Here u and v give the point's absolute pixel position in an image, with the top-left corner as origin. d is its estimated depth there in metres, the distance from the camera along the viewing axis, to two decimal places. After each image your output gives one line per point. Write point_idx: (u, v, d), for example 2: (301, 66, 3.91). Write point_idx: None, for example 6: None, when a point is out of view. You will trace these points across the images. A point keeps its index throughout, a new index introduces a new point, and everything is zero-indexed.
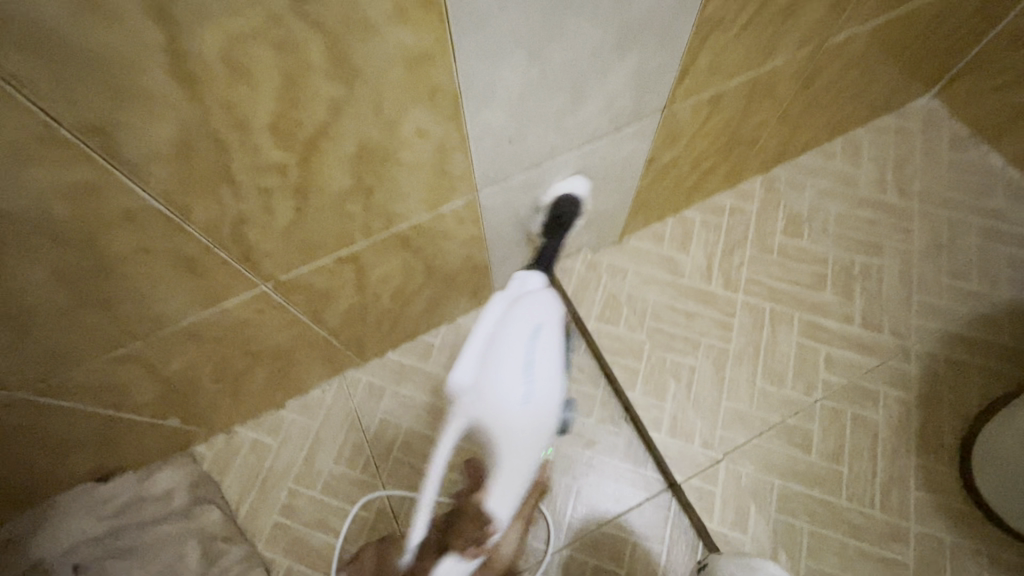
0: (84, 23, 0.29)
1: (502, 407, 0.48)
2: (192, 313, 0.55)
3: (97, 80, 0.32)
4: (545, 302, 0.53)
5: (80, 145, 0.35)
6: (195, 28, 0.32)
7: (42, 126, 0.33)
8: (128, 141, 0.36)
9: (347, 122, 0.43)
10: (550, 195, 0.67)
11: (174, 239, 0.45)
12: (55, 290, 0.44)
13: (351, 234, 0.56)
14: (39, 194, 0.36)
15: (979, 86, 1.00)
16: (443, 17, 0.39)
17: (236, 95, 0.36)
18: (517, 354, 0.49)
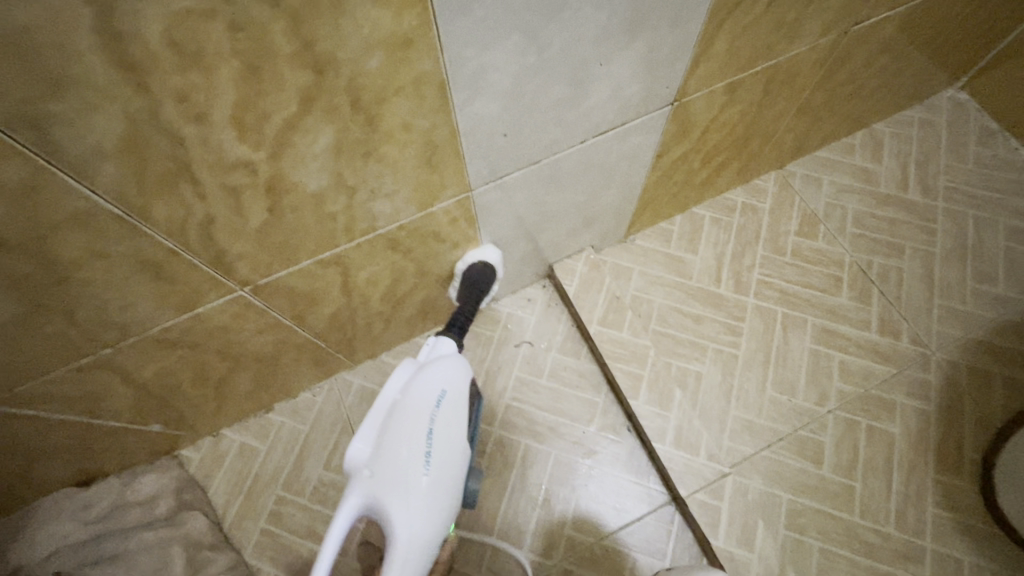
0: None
1: (403, 475, 0.46)
2: (163, 320, 0.51)
3: (20, 67, 0.28)
4: (451, 368, 0.54)
5: (11, 141, 0.31)
6: (133, 7, 0.28)
7: None
8: (67, 137, 0.32)
9: (320, 114, 0.38)
10: (463, 263, 0.69)
11: (134, 243, 0.41)
12: (5, 299, 0.41)
13: (334, 236, 0.52)
14: None
15: (1010, 77, 0.94)
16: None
17: (189, 85, 0.32)
18: (418, 422, 0.48)
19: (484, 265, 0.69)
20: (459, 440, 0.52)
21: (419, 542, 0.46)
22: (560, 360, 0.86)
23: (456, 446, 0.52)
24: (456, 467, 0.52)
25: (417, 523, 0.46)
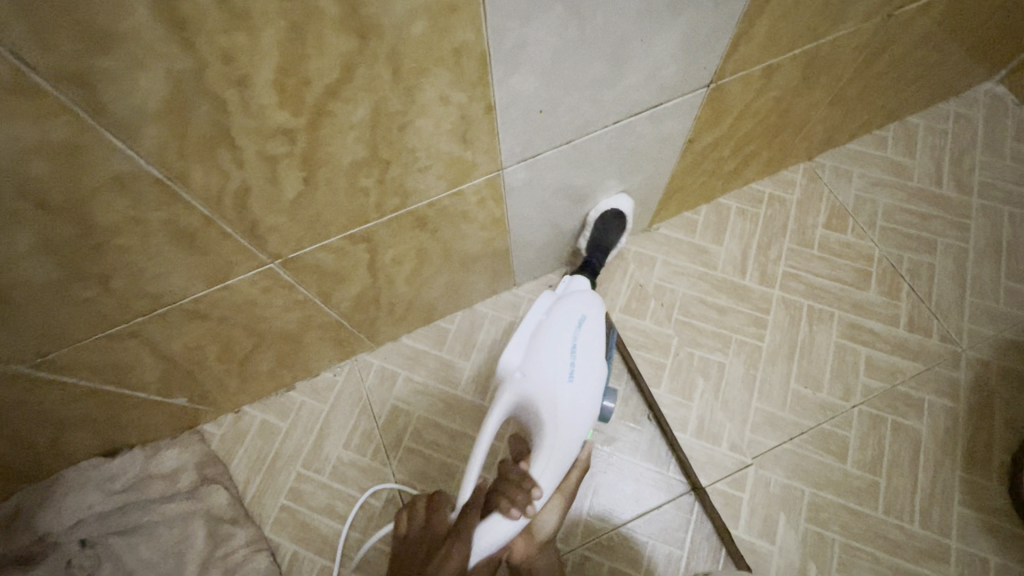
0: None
1: (552, 378, 0.53)
2: (194, 290, 0.52)
3: (70, 18, 0.27)
4: (589, 296, 0.60)
5: (58, 97, 0.31)
6: None
7: (13, 72, 0.29)
8: (113, 96, 0.32)
9: (361, 83, 0.38)
10: (597, 210, 0.73)
11: (172, 209, 0.41)
12: (45, 262, 0.41)
13: (365, 211, 0.52)
14: (15, 151, 0.32)
15: None
16: None
17: (234, 46, 0.32)
18: (562, 339, 0.55)
19: (612, 212, 0.74)
20: (600, 360, 0.58)
21: (566, 434, 0.53)
22: None
23: (599, 362, 0.57)
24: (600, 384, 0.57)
25: (566, 415, 0.53)
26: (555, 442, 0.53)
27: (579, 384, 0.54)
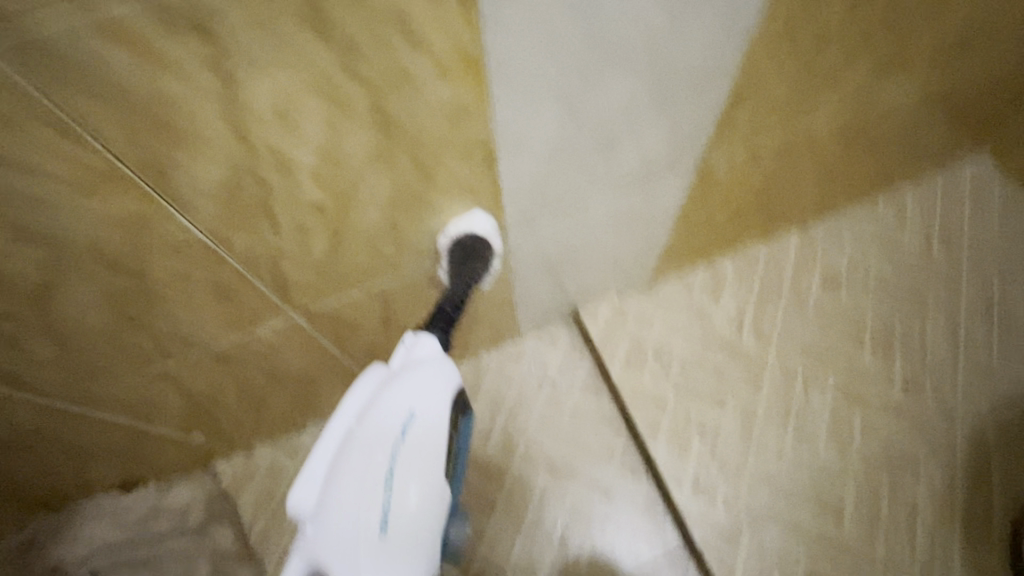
0: (149, 75, 0.31)
1: (353, 518, 0.43)
2: (224, 336, 0.57)
3: (155, 125, 0.34)
4: (424, 382, 0.47)
5: (136, 181, 0.37)
6: (247, 79, 0.33)
7: (105, 164, 0.35)
8: (181, 180, 0.38)
9: (385, 167, 0.44)
10: (445, 237, 0.55)
11: (215, 268, 0.47)
12: (101, 311, 0.46)
13: (381, 270, 0.57)
14: (94, 223, 0.38)
15: None
16: (482, 75, 0.40)
17: (283, 140, 0.38)
18: (377, 460, 0.44)
19: (467, 236, 0.55)
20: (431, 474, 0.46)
21: None
22: (581, 400, 0.88)
23: (433, 483, 0.46)
24: (431, 506, 0.46)
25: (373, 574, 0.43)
26: None
27: (396, 528, 0.44)
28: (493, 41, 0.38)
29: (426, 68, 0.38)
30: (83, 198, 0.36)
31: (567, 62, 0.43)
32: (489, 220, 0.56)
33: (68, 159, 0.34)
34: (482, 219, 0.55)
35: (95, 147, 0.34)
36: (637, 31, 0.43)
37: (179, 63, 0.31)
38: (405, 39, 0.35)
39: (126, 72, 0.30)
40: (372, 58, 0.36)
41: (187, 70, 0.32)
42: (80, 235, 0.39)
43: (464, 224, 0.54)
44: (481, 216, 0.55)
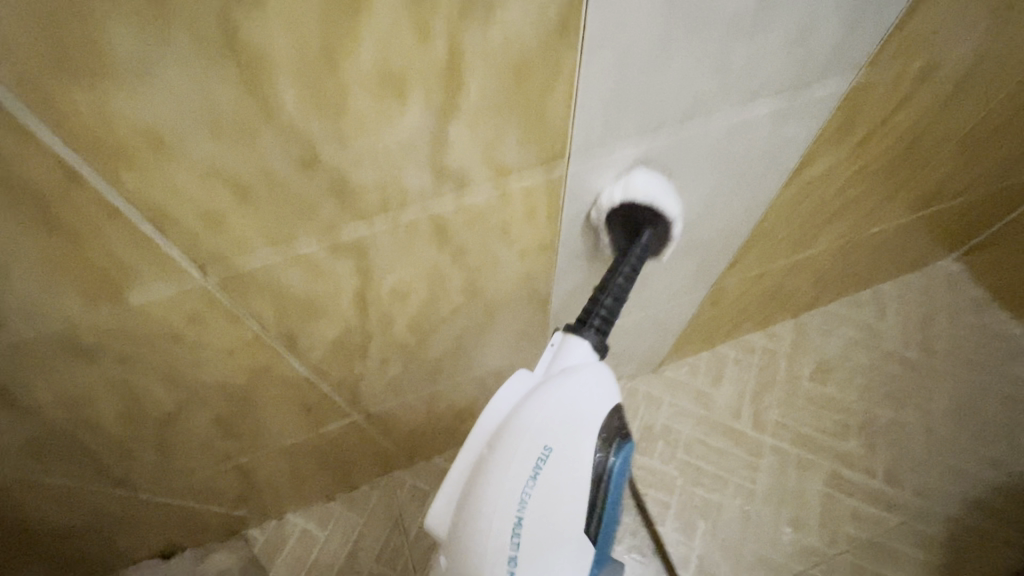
0: (312, 281, 0.41)
1: (482, 547, 0.38)
2: (295, 436, 0.64)
3: (301, 309, 0.43)
4: (568, 401, 0.40)
5: (273, 343, 0.46)
6: (379, 276, 0.43)
7: (256, 335, 0.44)
8: (306, 340, 0.47)
9: (462, 314, 0.53)
10: (604, 201, 0.44)
11: (308, 390, 0.55)
12: (208, 429, 0.54)
13: (437, 379, 0.65)
14: (231, 372, 0.47)
15: (999, 261, 1.08)
16: (551, 257, 0.50)
17: (392, 308, 0.47)
18: (504, 505, 0.38)
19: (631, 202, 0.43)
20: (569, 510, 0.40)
21: None
22: None
23: (570, 524, 0.40)
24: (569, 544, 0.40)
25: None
26: None
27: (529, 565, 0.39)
28: (565, 238, 0.48)
29: (511, 257, 0.47)
30: (230, 357, 0.45)
31: None
32: (660, 177, 0.43)
33: (231, 334, 0.43)
34: (650, 175, 0.43)
35: (253, 326, 0.43)
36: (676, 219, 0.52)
37: (333, 273, 0.41)
38: (503, 244, 0.45)
39: (294, 282, 0.40)
40: (473, 254, 0.45)
41: (338, 276, 0.41)
42: (211, 384, 0.47)
43: (623, 187, 0.43)
44: (645, 174, 0.42)
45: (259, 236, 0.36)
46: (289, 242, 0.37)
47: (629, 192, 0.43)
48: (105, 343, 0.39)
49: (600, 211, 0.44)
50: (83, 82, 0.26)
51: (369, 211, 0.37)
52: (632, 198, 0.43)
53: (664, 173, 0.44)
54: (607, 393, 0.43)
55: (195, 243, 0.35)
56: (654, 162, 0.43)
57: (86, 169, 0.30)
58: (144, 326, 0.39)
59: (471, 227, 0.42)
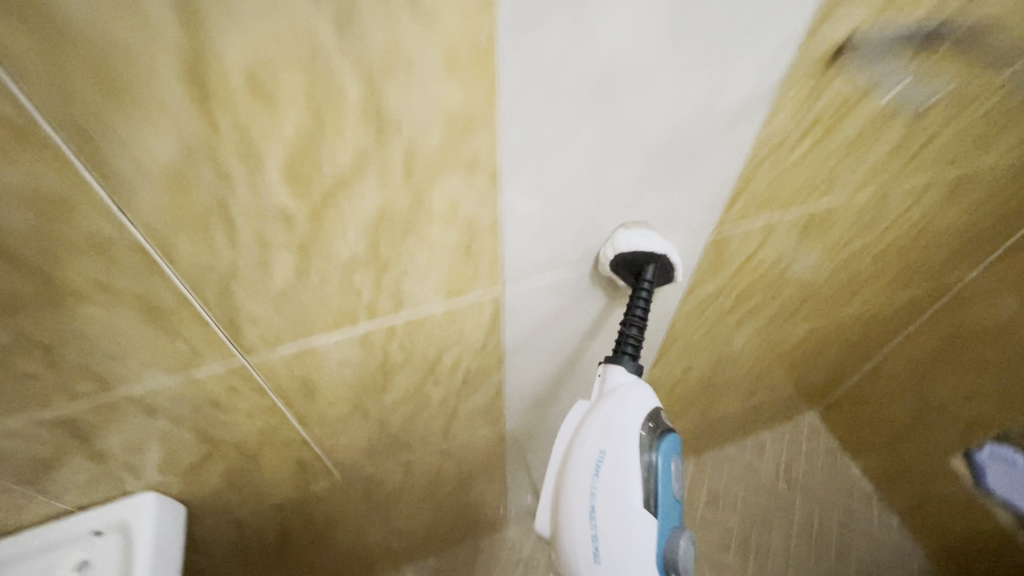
0: (384, 482, 0.85)
1: (572, 530, 0.53)
2: (348, 545, 1.03)
3: (375, 490, 0.87)
4: (613, 413, 0.53)
5: (357, 503, 0.89)
6: (416, 473, 0.87)
7: (350, 502, 0.87)
8: (372, 499, 0.90)
9: (455, 479, 0.96)
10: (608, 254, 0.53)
11: (364, 519, 0.96)
12: (309, 543, 0.95)
13: (437, 508, 1.05)
14: (332, 516, 0.90)
15: (840, 419, 1.49)
16: (504, 453, 0.95)
17: (416, 481, 0.90)
18: (577, 505, 0.52)
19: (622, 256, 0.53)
20: (629, 500, 0.51)
21: None
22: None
23: (637, 525, 0.51)
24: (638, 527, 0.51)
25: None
26: None
27: (607, 542, 0.51)
28: (513, 446, 0.93)
29: (482, 456, 0.92)
30: (336, 511, 0.88)
31: (543, 442, 0.98)
32: (640, 229, 0.53)
33: (340, 503, 0.86)
34: (632, 232, 0.52)
35: (351, 499, 0.86)
36: None
37: (392, 478, 0.85)
38: (479, 454, 0.90)
39: (374, 484, 0.85)
40: (464, 458, 0.89)
41: (393, 479, 0.85)
42: (316, 520, 0.88)
43: (613, 245, 0.53)
44: (626, 232, 0.52)
45: (368, 477, 0.81)
46: (376, 475, 0.81)
47: (620, 248, 0.52)
48: (287, 514, 0.82)
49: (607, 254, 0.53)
50: (344, 468, 0.76)
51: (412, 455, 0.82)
52: (626, 250, 0.52)
53: (642, 225, 0.53)
54: (643, 405, 0.54)
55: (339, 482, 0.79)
56: (631, 221, 0.52)
57: (336, 479, 0.78)
58: (308, 505, 0.83)
59: (463, 452, 0.87)
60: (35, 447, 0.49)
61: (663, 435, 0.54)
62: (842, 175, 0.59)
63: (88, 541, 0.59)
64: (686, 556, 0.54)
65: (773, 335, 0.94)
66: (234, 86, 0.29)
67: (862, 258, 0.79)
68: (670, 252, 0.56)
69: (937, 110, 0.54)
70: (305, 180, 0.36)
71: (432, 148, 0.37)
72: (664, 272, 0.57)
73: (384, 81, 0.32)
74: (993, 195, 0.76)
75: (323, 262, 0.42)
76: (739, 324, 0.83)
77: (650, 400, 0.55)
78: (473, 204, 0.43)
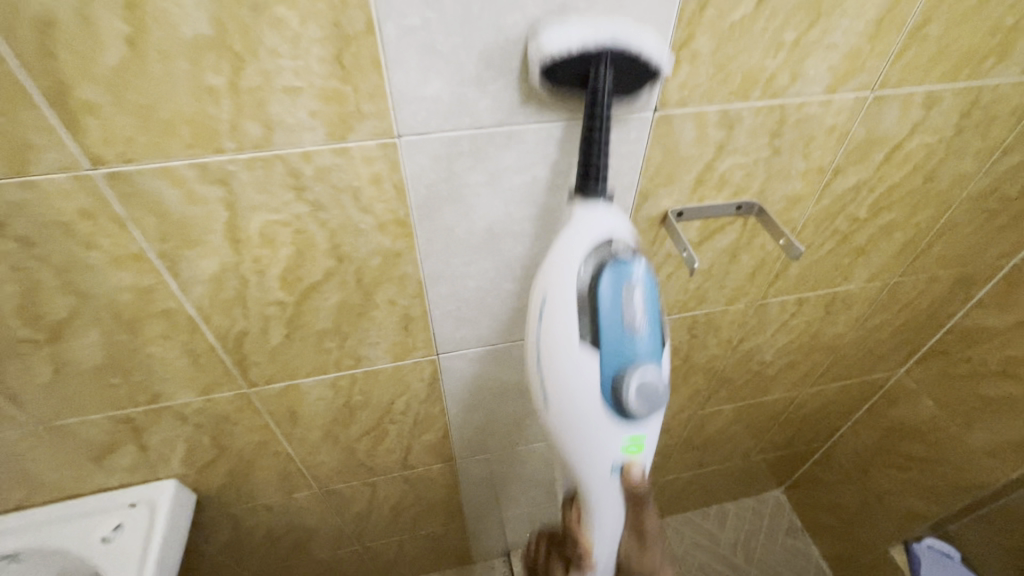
0: (354, 500, 1.03)
1: (529, 372, 0.49)
2: (325, 554, 1.20)
3: (346, 507, 1.05)
4: (562, 249, 0.45)
5: (333, 516, 1.07)
6: (382, 497, 1.05)
7: (325, 513, 1.05)
8: (345, 515, 1.08)
9: (418, 507, 1.13)
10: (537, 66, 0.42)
11: (339, 531, 1.13)
12: (291, 545, 1.13)
13: (403, 532, 1.21)
14: (311, 524, 1.08)
15: (801, 500, 1.55)
16: (460, 491, 1.11)
17: (383, 504, 1.08)
18: (529, 347, 0.48)
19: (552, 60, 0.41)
20: (569, 346, 0.44)
21: (553, 425, 0.49)
22: None
23: (579, 373, 0.45)
24: (581, 375, 0.45)
25: (558, 436, 0.49)
26: (553, 431, 0.50)
27: (551, 387, 0.47)
28: (468, 485, 1.10)
29: (442, 490, 1.08)
30: (314, 520, 1.06)
31: (495, 486, 1.14)
32: (564, 22, 0.41)
33: (317, 513, 1.04)
34: (549, 29, 0.41)
35: (327, 511, 1.05)
36: (524, 479, 1.14)
37: (362, 498, 1.03)
38: (438, 486, 1.07)
39: (346, 501, 1.03)
40: (424, 489, 1.07)
41: (363, 498, 1.03)
42: (298, 525, 1.07)
43: (537, 47, 0.41)
44: (550, 29, 0.41)
45: (340, 494, 1.00)
46: (347, 491, 0.99)
47: (543, 50, 0.41)
48: (274, 516, 1.01)
49: (535, 70, 0.43)
50: (321, 483, 0.95)
51: (379, 481, 0.99)
52: (551, 55, 0.41)
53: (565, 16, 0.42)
54: (584, 241, 0.44)
55: (316, 494, 0.98)
56: (545, 16, 0.42)
57: (313, 492, 0.97)
58: (291, 511, 1.01)
59: (422, 483, 1.04)
60: (103, 434, 0.71)
61: (609, 270, 0.43)
62: (710, 292, 0.76)
63: (124, 511, 0.79)
64: (655, 399, 0.46)
65: (702, 413, 1.09)
66: (252, 237, 0.52)
67: (763, 353, 0.94)
68: (630, 40, 0.41)
69: (774, 249, 0.72)
70: (292, 284, 0.57)
71: (373, 268, 0.58)
72: (634, 67, 0.43)
73: (341, 234, 0.54)
74: (872, 310, 0.91)
75: (304, 331, 0.63)
76: None
77: (597, 233, 0.44)
78: (406, 300, 0.63)
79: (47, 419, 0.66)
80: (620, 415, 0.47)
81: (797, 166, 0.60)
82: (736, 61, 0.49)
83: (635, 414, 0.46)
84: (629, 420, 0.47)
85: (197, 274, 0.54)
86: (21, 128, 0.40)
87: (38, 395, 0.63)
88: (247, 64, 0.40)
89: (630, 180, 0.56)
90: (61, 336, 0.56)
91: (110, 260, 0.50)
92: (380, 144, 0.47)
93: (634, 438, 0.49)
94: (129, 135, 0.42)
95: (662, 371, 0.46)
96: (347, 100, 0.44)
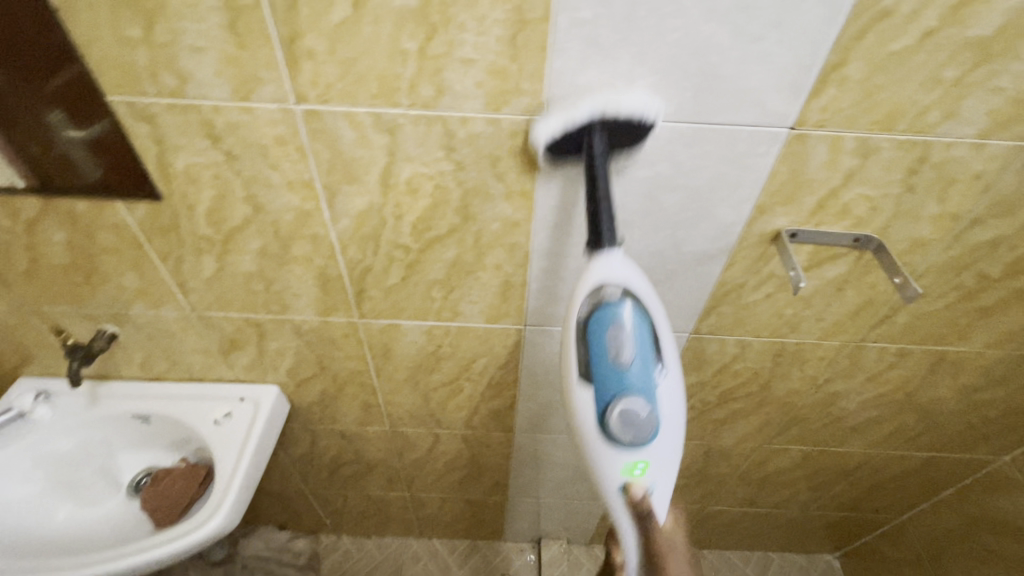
0: (416, 446, 1.12)
1: None
2: (377, 490, 1.30)
3: (407, 450, 1.14)
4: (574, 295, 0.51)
5: (393, 456, 1.16)
6: (440, 450, 1.13)
7: (387, 452, 1.15)
8: (404, 458, 1.17)
9: (468, 470, 1.20)
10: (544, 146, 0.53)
11: (394, 472, 1.22)
12: (351, 473, 1.23)
13: (449, 490, 1.28)
14: (371, 459, 1.18)
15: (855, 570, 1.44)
16: (510, 464, 1.16)
17: (438, 457, 1.15)
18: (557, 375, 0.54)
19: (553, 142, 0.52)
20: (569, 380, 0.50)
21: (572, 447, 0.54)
22: None
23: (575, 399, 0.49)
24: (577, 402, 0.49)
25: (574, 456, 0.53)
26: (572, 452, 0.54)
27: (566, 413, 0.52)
28: (518, 461, 1.15)
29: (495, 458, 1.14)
30: (376, 455, 1.16)
31: (543, 468, 1.17)
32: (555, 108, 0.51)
33: (380, 450, 1.14)
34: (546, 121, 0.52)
35: (389, 450, 1.14)
36: (572, 469, 1.17)
37: (422, 446, 1.11)
38: (493, 453, 1.13)
39: (408, 445, 1.12)
40: (479, 453, 1.13)
41: (422, 446, 1.12)
42: (362, 456, 1.17)
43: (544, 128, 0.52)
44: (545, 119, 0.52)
45: (405, 437, 1.09)
46: (413, 435, 1.08)
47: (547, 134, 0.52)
48: (344, 442, 1.12)
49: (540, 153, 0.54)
50: (393, 421, 1.04)
51: (442, 433, 1.07)
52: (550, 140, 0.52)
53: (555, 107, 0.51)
54: (582, 288, 0.49)
55: (385, 431, 1.07)
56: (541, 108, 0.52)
57: (382, 429, 1.07)
58: (360, 442, 1.12)
59: (481, 446, 1.10)
60: (236, 332, 0.84)
61: (598, 310, 0.48)
62: (805, 321, 0.75)
63: (234, 402, 0.93)
64: (636, 425, 0.47)
65: (770, 448, 1.06)
66: (400, 184, 0.59)
67: (847, 399, 0.90)
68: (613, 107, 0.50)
69: (884, 291, 0.70)
70: (420, 233, 0.65)
71: (491, 232, 0.64)
72: (622, 126, 0.51)
73: (472, 196, 0.60)
74: (982, 381, 0.84)
75: (418, 277, 0.71)
76: (725, 420, 0.98)
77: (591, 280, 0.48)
78: (511, 267, 0.69)
79: (200, 308, 0.79)
80: (608, 439, 0.48)
81: (930, 209, 0.59)
82: (886, 91, 0.49)
83: (620, 438, 0.48)
84: (618, 444, 0.48)
85: (347, 208, 0.63)
86: (255, 63, 0.50)
87: (200, 286, 0.75)
88: (437, 35, 0.48)
89: (750, 192, 0.58)
90: (231, 240, 0.68)
91: (286, 183, 0.60)
92: (527, 120, 0.53)
93: (631, 459, 0.49)
94: (331, 81, 0.51)
95: (647, 401, 0.47)
96: (510, 77, 0.50)
